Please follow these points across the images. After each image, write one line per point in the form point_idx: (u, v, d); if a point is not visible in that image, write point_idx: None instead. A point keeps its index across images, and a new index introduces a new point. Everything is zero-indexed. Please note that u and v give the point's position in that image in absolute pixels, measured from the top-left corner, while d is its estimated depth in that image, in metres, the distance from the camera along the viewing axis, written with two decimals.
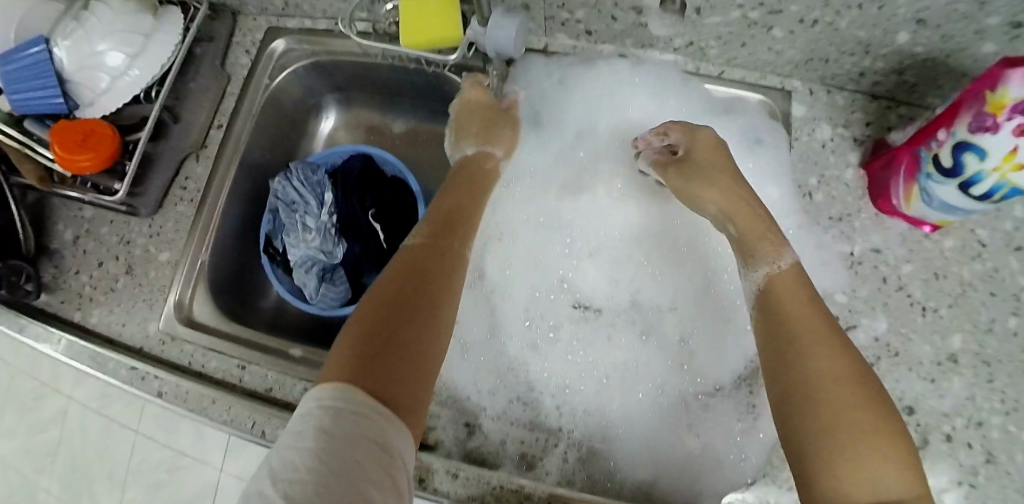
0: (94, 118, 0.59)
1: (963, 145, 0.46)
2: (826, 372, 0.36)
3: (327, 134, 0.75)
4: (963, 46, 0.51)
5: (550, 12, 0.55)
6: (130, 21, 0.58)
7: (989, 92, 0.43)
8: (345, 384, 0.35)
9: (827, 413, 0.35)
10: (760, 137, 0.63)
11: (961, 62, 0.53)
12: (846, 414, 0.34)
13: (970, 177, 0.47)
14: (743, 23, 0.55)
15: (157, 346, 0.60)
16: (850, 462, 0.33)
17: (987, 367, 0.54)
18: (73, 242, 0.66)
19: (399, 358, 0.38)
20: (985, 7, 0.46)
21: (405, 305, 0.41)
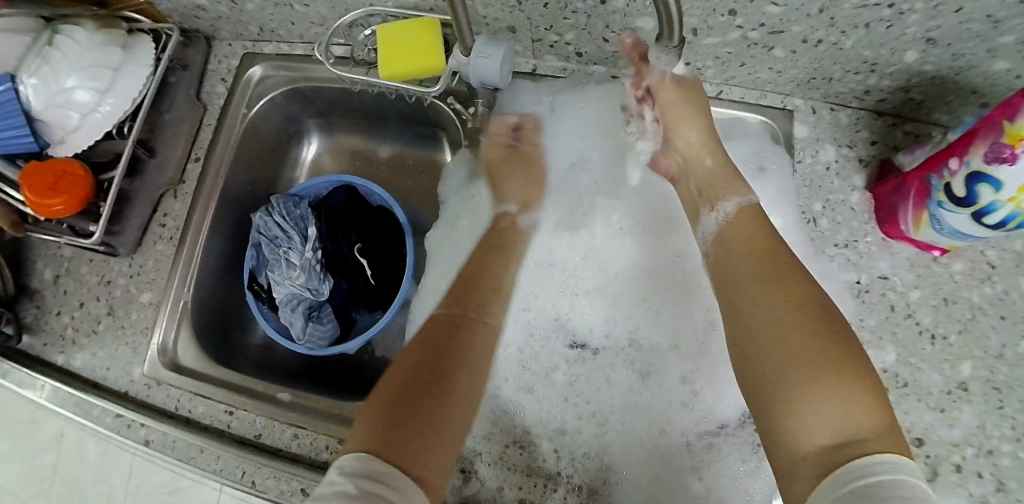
0: (66, 158, 0.56)
1: (977, 175, 0.43)
2: (778, 312, 0.37)
3: (310, 160, 0.73)
4: (975, 64, 0.48)
5: (538, 34, 0.52)
6: (97, 55, 0.55)
7: (1007, 122, 0.41)
8: (362, 454, 0.34)
9: (783, 352, 0.35)
10: (763, 163, 0.60)
11: (972, 80, 0.50)
12: (800, 351, 0.35)
13: (984, 207, 0.44)
14: (743, 42, 0.53)
15: (142, 391, 0.58)
16: (805, 404, 0.33)
17: (998, 393, 0.52)
18: (53, 282, 0.63)
19: (419, 424, 0.36)
20: (999, 26, 0.43)
21: (422, 368, 0.40)
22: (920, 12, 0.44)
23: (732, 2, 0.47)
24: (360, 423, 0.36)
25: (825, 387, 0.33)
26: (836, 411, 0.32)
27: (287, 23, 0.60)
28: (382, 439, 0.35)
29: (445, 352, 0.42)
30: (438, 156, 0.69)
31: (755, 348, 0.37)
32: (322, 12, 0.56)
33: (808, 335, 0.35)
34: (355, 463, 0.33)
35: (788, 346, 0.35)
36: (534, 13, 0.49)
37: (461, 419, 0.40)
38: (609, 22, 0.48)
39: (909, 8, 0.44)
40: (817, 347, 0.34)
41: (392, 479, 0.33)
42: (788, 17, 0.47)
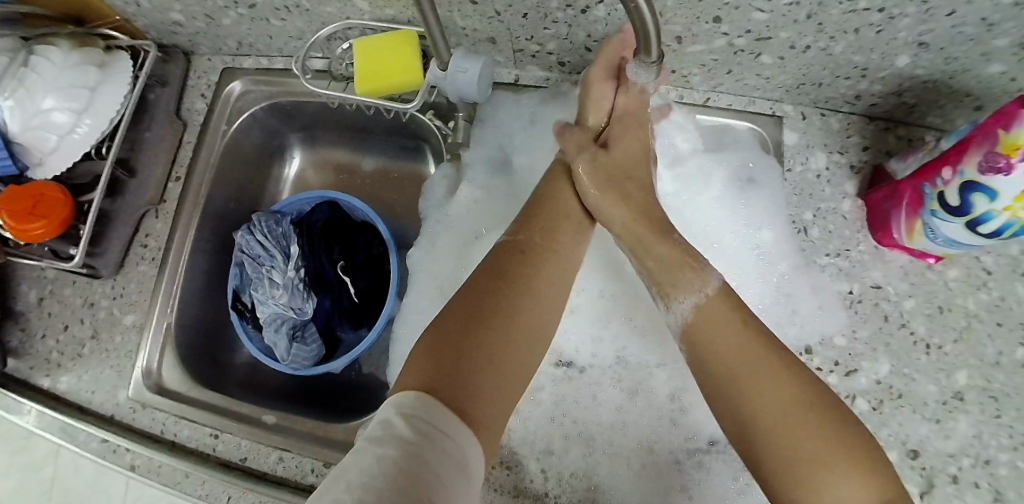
0: (45, 181, 0.55)
1: (971, 185, 0.42)
2: (786, 406, 0.36)
3: (294, 175, 0.72)
4: (968, 67, 0.46)
5: (519, 45, 0.51)
6: (71, 75, 0.54)
7: (1002, 131, 0.39)
8: (422, 394, 0.34)
9: (779, 442, 0.35)
10: (752, 174, 0.60)
11: (965, 83, 0.49)
12: (806, 450, 0.34)
13: (979, 217, 0.43)
14: (729, 50, 0.51)
15: (127, 415, 0.57)
16: (829, 494, 0.33)
17: (995, 403, 0.51)
18: (37, 304, 0.62)
19: (477, 378, 0.36)
20: (993, 28, 0.41)
21: (480, 317, 0.40)
22: (910, 16, 0.42)
23: (715, 9, 0.46)
24: (416, 369, 0.36)
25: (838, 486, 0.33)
26: (842, 501, 0.33)
27: (265, 38, 0.59)
28: (439, 381, 0.35)
29: (504, 304, 0.41)
30: (423, 169, 0.68)
31: (749, 424, 0.37)
32: (299, 25, 0.55)
33: (807, 426, 0.35)
34: (413, 406, 0.33)
35: (782, 434, 0.35)
36: (513, 23, 0.48)
37: (515, 375, 0.40)
38: (591, 31, 0.47)
39: (899, 13, 0.42)
40: (807, 426, 0.35)
41: (453, 432, 0.32)
42: (775, 23, 0.46)
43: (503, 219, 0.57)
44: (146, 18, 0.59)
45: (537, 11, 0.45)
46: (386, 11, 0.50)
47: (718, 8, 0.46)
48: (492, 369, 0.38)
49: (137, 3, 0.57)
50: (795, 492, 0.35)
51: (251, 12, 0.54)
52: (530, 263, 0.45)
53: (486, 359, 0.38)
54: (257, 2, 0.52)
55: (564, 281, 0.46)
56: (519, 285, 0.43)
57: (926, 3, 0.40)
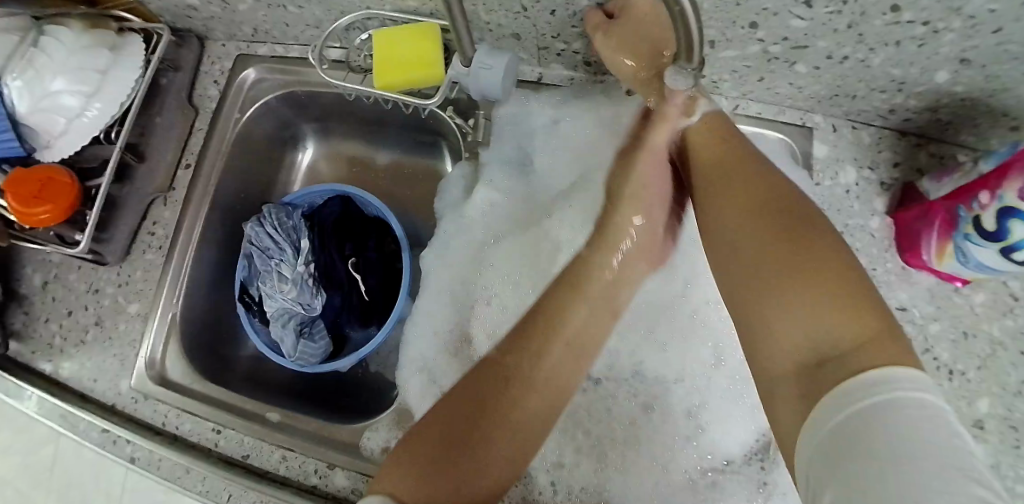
0: (52, 164, 0.54)
1: (1009, 211, 0.40)
2: (762, 245, 0.38)
3: (305, 166, 0.71)
4: (1010, 86, 0.44)
5: (544, 42, 0.50)
6: (82, 58, 0.52)
7: None
8: (387, 499, 0.35)
9: (762, 270, 0.37)
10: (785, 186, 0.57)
11: (1005, 103, 0.47)
12: (774, 264, 0.37)
13: (1015, 243, 0.41)
14: (761, 57, 0.50)
15: (128, 405, 0.56)
16: (786, 319, 0.35)
17: (1016, 433, 0.49)
18: (41, 288, 0.61)
19: (456, 464, 0.40)
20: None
21: (473, 418, 0.43)
22: (955, 31, 0.40)
23: (753, 15, 0.44)
24: (396, 473, 0.38)
25: (789, 298, 0.35)
26: (812, 321, 0.33)
27: (282, 25, 0.57)
28: (410, 493, 0.36)
29: (512, 378, 0.46)
30: (438, 166, 0.66)
31: (734, 277, 0.40)
32: (317, 14, 0.53)
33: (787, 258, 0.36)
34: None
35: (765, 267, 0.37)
36: (540, 19, 0.46)
37: None
38: None
39: (944, 27, 0.40)
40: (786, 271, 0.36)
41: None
42: (813, 32, 0.44)
43: (519, 222, 0.56)
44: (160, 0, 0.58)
45: (567, 8, 0.44)
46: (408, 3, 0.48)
47: (755, 14, 0.44)
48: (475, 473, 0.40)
49: None
50: (762, 328, 0.37)
51: None
52: (529, 356, 0.47)
53: (479, 435, 0.42)
54: None
55: (549, 404, 0.46)
56: (518, 364, 0.47)
57: (975, 17, 0.38)
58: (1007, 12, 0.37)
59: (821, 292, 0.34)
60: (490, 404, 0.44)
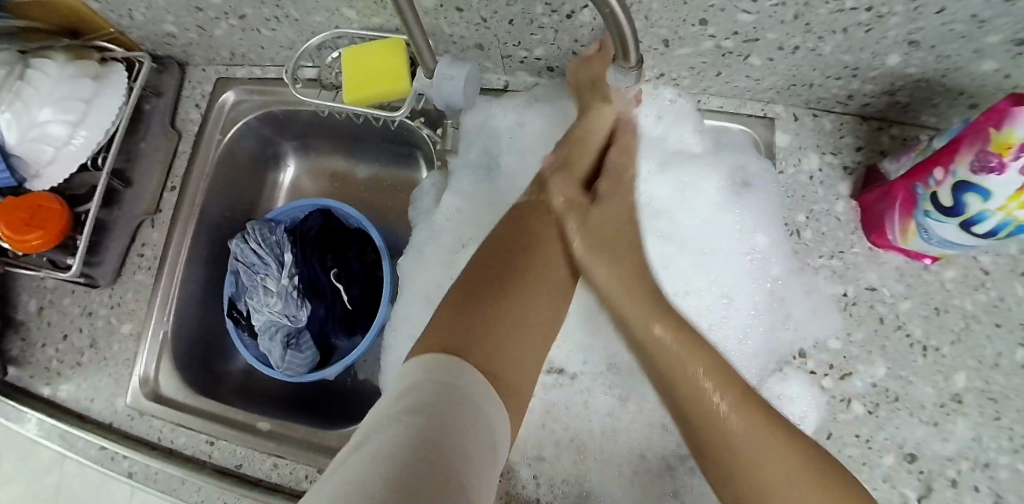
0: (42, 191, 0.56)
1: (963, 185, 0.41)
2: (726, 400, 0.39)
3: (289, 184, 0.72)
4: (958, 64, 0.46)
5: (507, 51, 0.51)
6: (67, 88, 0.55)
7: (994, 129, 0.39)
8: (440, 355, 0.35)
9: (722, 410, 0.39)
10: (747, 178, 0.59)
11: (957, 80, 0.48)
12: (752, 440, 0.37)
13: (972, 216, 0.42)
14: (715, 52, 0.51)
15: (125, 422, 0.58)
16: (764, 487, 0.36)
17: (994, 405, 0.50)
18: (38, 313, 0.63)
19: (497, 318, 0.41)
20: (984, 25, 0.41)
21: (495, 285, 0.43)
22: (899, 15, 0.42)
23: (701, 12, 0.46)
24: (435, 334, 0.38)
25: (765, 473, 0.36)
26: (798, 496, 0.35)
27: (257, 48, 0.59)
28: (455, 343, 0.37)
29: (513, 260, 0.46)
30: (417, 177, 0.68)
31: (708, 439, 0.40)
32: (290, 35, 0.55)
33: (773, 438, 0.37)
34: (433, 369, 0.34)
35: (748, 445, 0.37)
36: (500, 30, 0.48)
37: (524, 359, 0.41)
38: (577, 36, 0.47)
39: (888, 11, 0.42)
40: (772, 437, 0.37)
41: (474, 393, 0.33)
42: (762, 24, 0.46)
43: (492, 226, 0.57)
44: (140, 30, 0.60)
45: (523, 17, 0.45)
46: (372, 20, 0.50)
47: (702, 10, 0.45)
48: (505, 341, 0.39)
49: (132, 16, 0.58)
50: (746, 479, 0.37)
51: (241, 22, 0.55)
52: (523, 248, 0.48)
53: (498, 316, 0.41)
54: (246, 12, 0.53)
55: (542, 293, 0.46)
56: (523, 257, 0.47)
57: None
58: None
59: (795, 466, 0.36)
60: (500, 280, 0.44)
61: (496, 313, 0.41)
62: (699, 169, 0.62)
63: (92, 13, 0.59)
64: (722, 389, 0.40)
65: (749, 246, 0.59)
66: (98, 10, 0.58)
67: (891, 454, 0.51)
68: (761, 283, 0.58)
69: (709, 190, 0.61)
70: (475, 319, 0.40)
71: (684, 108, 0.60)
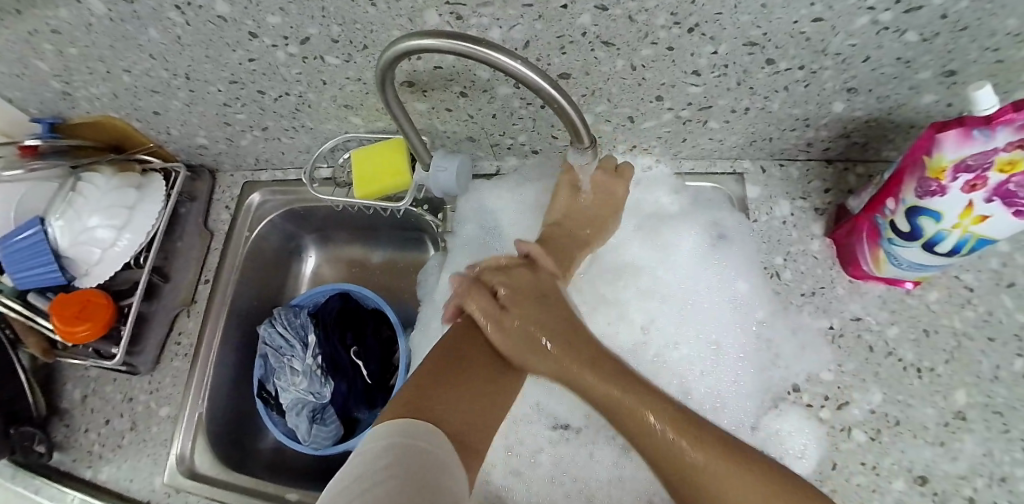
0: (89, 288, 0.62)
1: (915, 210, 0.46)
2: (675, 421, 0.39)
3: (310, 272, 0.79)
4: (902, 102, 0.51)
5: (494, 140, 0.58)
6: (115, 196, 0.62)
7: (927, 157, 0.43)
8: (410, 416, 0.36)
9: (670, 430, 0.39)
10: (723, 230, 0.63)
11: (905, 116, 0.53)
12: (704, 445, 0.38)
13: (931, 237, 0.46)
14: (678, 122, 0.58)
15: (162, 500, 0.61)
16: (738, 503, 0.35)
17: (1001, 417, 0.51)
18: (82, 401, 0.68)
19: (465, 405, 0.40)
20: (911, 64, 0.46)
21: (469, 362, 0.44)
22: (830, 68, 0.48)
23: (655, 90, 0.52)
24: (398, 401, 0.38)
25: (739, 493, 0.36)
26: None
27: (279, 154, 0.67)
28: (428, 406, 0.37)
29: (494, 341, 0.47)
30: (425, 256, 0.74)
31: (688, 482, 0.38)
32: (306, 141, 0.63)
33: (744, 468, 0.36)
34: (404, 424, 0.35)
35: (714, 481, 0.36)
36: (486, 123, 0.55)
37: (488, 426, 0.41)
38: (552, 123, 0.54)
39: (819, 67, 0.48)
40: (716, 442, 0.38)
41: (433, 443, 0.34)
42: (711, 93, 0.52)
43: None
44: (176, 143, 0.69)
45: (503, 111, 0.53)
46: (377, 124, 0.58)
47: (656, 89, 0.52)
48: (472, 400, 0.41)
49: (169, 132, 0.66)
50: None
51: (265, 133, 0.63)
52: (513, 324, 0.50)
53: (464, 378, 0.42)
54: (269, 124, 0.61)
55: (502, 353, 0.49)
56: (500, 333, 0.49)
57: (840, 53, 0.46)
58: (867, 43, 0.44)
59: (749, 481, 0.36)
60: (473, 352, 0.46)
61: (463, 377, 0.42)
62: (678, 226, 0.65)
63: (135, 131, 0.68)
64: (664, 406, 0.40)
65: (730, 294, 0.62)
66: (139, 129, 0.67)
67: (903, 479, 0.51)
68: (744, 329, 0.60)
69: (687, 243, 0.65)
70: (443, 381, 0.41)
71: (662, 173, 0.66)
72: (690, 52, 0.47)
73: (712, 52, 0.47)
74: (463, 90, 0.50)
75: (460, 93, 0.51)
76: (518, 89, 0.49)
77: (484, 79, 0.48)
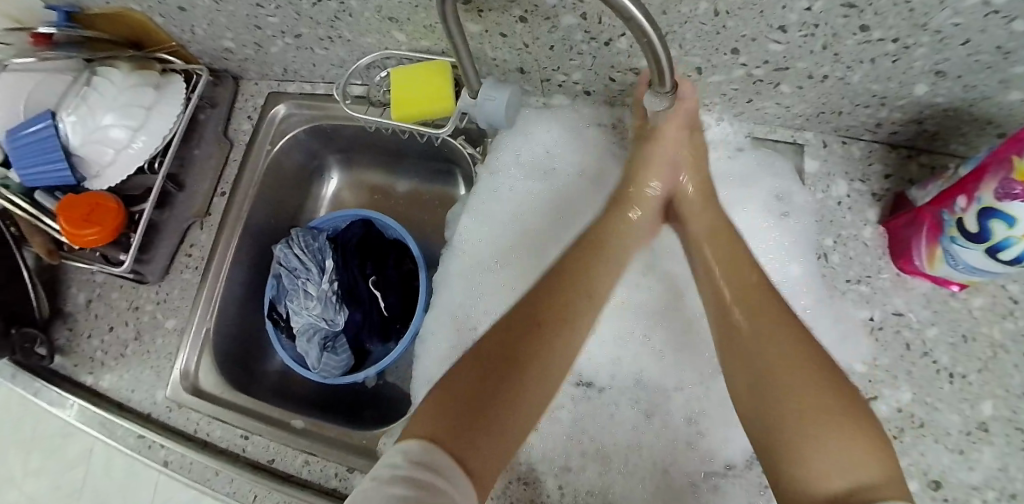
0: (100, 191, 0.59)
1: (988, 211, 0.41)
2: (787, 364, 0.39)
3: (329, 196, 0.76)
4: (989, 95, 0.46)
5: (547, 75, 0.54)
6: (132, 96, 0.58)
7: (1017, 158, 0.38)
8: (424, 442, 0.34)
9: (784, 363, 0.39)
10: (788, 208, 0.60)
11: (986, 111, 0.48)
12: (787, 385, 0.38)
13: (997, 243, 0.41)
14: (747, 81, 0.54)
15: (163, 413, 0.60)
16: (812, 453, 0.34)
17: (1023, 435, 0.49)
18: (86, 305, 0.66)
19: (499, 415, 0.38)
20: (1010, 57, 0.41)
21: (514, 357, 0.41)
22: (925, 46, 0.42)
23: (732, 41, 0.48)
24: (425, 416, 0.37)
25: (825, 440, 0.34)
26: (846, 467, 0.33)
27: (308, 64, 0.63)
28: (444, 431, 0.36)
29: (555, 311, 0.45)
30: (453, 192, 0.71)
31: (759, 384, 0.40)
32: (341, 54, 0.59)
33: (823, 380, 0.37)
34: (418, 451, 0.34)
35: (790, 379, 0.38)
36: (541, 54, 0.51)
37: (522, 429, 0.39)
38: (615, 63, 0.49)
39: (914, 42, 0.43)
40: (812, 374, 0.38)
41: (449, 473, 0.33)
42: (791, 54, 0.48)
43: (518, 255, 0.60)
44: (200, 44, 0.64)
45: (563, 43, 0.48)
46: (421, 43, 0.54)
47: (734, 40, 0.48)
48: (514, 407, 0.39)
49: (194, 31, 0.62)
50: (798, 456, 0.35)
51: (296, 41, 0.58)
52: (541, 324, 0.44)
53: (504, 387, 0.39)
54: (302, 32, 0.57)
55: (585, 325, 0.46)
56: (532, 349, 0.42)
57: (941, 32, 0.41)
58: (971, 25, 0.39)
59: (845, 440, 0.34)
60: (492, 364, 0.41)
61: (501, 380, 0.40)
62: (749, 201, 0.63)
63: (157, 27, 0.63)
64: (779, 348, 0.40)
65: (779, 275, 0.60)
66: (162, 25, 0.63)
67: (916, 480, 0.50)
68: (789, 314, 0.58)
69: (752, 220, 0.63)
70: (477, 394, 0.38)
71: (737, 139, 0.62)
72: (782, 5, 0.42)
73: (805, 8, 0.42)
74: (523, 14, 0.45)
75: (519, 18, 0.46)
76: (585, 20, 0.44)
77: (549, 5, 0.43)
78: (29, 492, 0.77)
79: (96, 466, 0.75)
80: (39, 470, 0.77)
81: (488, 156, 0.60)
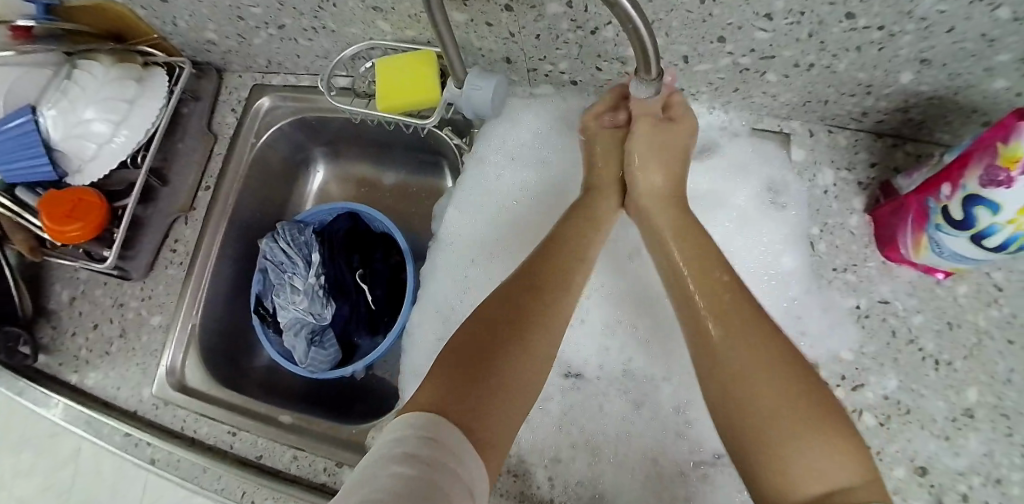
0: (82, 186, 0.58)
1: (973, 198, 0.41)
2: (759, 362, 0.37)
3: (316, 190, 0.75)
4: (972, 82, 0.46)
5: (533, 64, 0.54)
6: (112, 89, 0.57)
7: (1001, 144, 0.38)
8: (432, 416, 0.33)
9: (750, 364, 0.37)
10: (782, 199, 0.60)
11: (970, 98, 0.48)
12: (752, 378, 0.36)
13: (982, 229, 0.41)
14: (734, 69, 0.54)
15: (149, 411, 0.59)
16: (792, 450, 0.33)
17: (1007, 420, 0.49)
18: (69, 303, 0.65)
19: (506, 386, 0.38)
20: (994, 44, 0.41)
21: (517, 321, 0.41)
22: (910, 33, 0.43)
23: (718, 30, 0.48)
24: (429, 388, 0.36)
25: (797, 443, 0.33)
26: (818, 465, 0.32)
27: (293, 57, 0.62)
28: (450, 400, 0.34)
29: (549, 276, 0.45)
30: (442, 184, 0.70)
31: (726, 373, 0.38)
32: (325, 45, 0.58)
33: (784, 378, 0.36)
34: (423, 428, 0.32)
35: (758, 385, 0.36)
36: (527, 44, 0.50)
37: (529, 392, 0.39)
38: (601, 52, 0.49)
39: (899, 30, 0.43)
40: (781, 375, 0.36)
41: (460, 454, 0.31)
42: (777, 42, 0.48)
43: (505, 247, 0.59)
44: (182, 36, 0.64)
45: (549, 32, 0.48)
46: (406, 33, 0.54)
47: (720, 29, 0.48)
48: (517, 375, 0.38)
49: (175, 23, 0.61)
50: (775, 454, 0.33)
51: (281, 32, 0.58)
52: (536, 294, 0.43)
53: (504, 355, 0.39)
54: (286, 23, 0.56)
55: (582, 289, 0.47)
56: (532, 317, 0.42)
57: (925, 18, 0.41)
58: (954, 11, 0.39)
59: (816, 442, 0.33)
60: (494, 345, 0.39)
61: (503, 352, 0.39)
62: (741, 190, 0.62)
63: (137, 19, 0.62)
64: (745, 357, 0.37)
65: (773, 266, 0.59)
66: (143, 17, 0.62)
67: (903, 466, 0.50)
68: (783, 306, 0.58)
69: (744, 210, 0.62)
70: (478, 369, 0.37)
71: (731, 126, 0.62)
72: None
73: None
74: (508, 3, 0.45)
75: (505, 7, 0.46)
76: (570, 9, 0.44)
77: None
78: (17, 495, 0.75)
79: (83, 466, 0.74)
80: (25, 471, 0.76)
81: (474, 147, 0.60)
